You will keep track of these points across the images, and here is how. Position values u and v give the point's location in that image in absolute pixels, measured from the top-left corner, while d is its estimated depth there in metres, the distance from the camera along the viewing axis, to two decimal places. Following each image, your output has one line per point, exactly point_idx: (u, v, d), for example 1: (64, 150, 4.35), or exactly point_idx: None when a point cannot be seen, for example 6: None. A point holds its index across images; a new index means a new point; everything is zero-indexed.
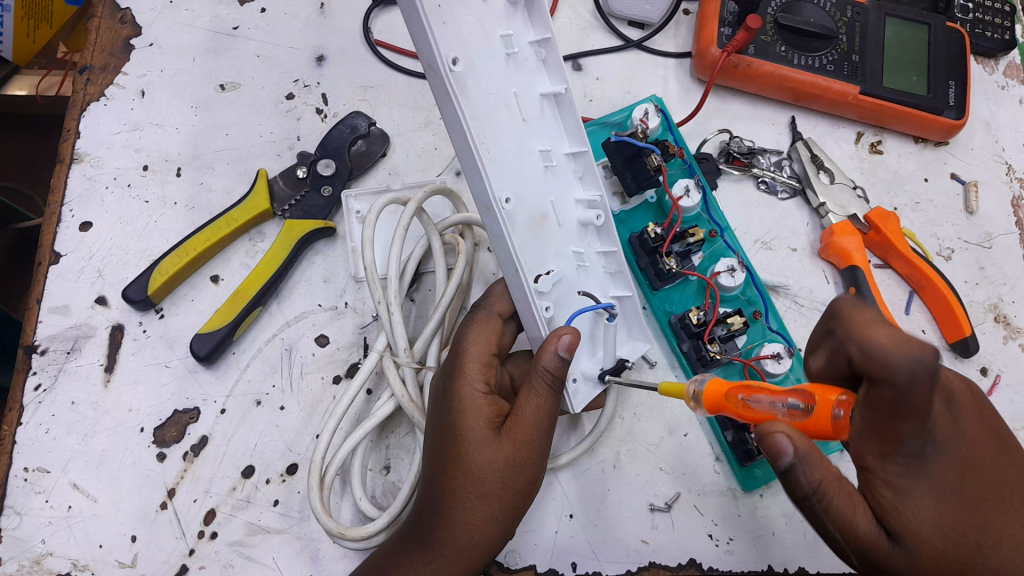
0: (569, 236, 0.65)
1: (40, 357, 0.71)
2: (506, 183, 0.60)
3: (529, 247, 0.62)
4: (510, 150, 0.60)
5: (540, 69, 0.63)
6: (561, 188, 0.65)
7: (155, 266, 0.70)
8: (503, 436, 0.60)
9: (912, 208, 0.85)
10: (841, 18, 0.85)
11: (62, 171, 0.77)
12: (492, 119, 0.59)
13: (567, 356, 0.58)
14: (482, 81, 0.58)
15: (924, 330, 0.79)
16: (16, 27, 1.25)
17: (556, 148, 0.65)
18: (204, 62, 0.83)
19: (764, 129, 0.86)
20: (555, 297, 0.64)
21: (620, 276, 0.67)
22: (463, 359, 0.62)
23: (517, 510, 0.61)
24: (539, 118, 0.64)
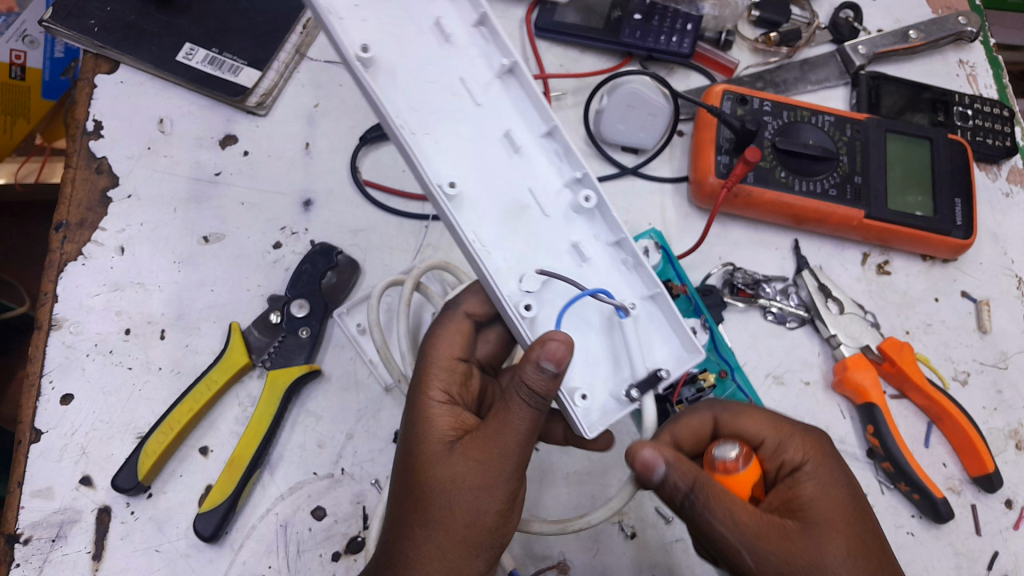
0: (558, 228, 0.59)
1: (24, 546, 0.66)
2: (455, 165, 0.57)
3: (500, 243, 0.57)
4: (459, 139, 0.58)
5: (486, 49, 0.60)
6: (538, 169, 0.60)
7: (141, 447, 0.68)
8: (460, 447, 0.54)
9: (924, 330, 0.82)
10: (840, 138, 0.84)
11: (40, 338, 0.73)
12: (433, 111, 0.57)
13: (553, 367, 0.48)
14: (411, 66, 0.57)
15: (945, 463, 0.77)
16: None
17: (529, 127, 0.60)
18: (187, 212, 0.80)
19: (767, 255, 0.84)
20: (545, 291, 0.57)
21: (637, 266, 0.59)
22: (428, 368, 0.59)
23: (478, 543, 0.53)
24: (497, 99, 0.59)
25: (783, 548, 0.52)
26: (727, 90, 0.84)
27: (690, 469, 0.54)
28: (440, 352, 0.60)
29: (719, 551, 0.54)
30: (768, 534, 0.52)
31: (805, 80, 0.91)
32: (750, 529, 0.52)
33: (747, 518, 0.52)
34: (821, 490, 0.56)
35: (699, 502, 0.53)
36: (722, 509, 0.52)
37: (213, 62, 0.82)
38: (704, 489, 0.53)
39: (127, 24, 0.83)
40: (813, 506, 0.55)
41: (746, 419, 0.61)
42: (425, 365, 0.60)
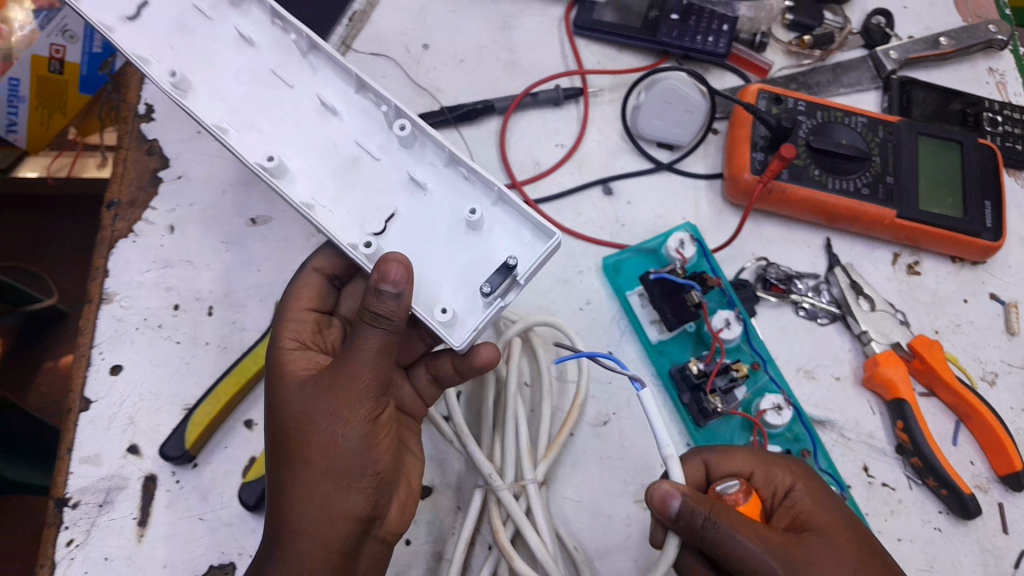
0: (391, 169, 0.62)
1: (72, 510, 0.68)
2: (280, 147, 0.61)
3: (341, 201, 0.60)
4: (286, 118, 0.62)
5: (282, 38, 0.65)
6: (352, 123, 0.63)
7: (189, 417, 0.69)
8: (311, 383, 0.57)
9: (953, 330, 0.83)
10: (873, 139, 0.86)
11: (91, 311, 0.75)
12: (260, 104, 0.63)
13: (393, 286, 0.50)
14: (219, 80, 0.63)
15: (973, 461, 0.78)
16: (31, 116, 1.29)
17: (342, 91, 0.64)
18: (236, 195, 0.82)
19: (799, 252, 0.85)
20: (392, 229, 0.59)
21: (468, 177, 0.60)
22: (282, 317, 0.66)
23: (348, 471, 0.56)
24: (302, 80, 0.64)
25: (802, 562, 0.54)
26: (763, 89, 0.86)
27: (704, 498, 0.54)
28: (293, 308, 0.67)
29: None
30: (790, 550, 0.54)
31: (838, 84, 0.93)
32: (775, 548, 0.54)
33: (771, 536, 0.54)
34: (823, 506, 0.60)
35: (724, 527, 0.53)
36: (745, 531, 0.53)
37: None
38: (723, 513, 0.54)
39: None
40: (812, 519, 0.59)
41: (729, 456, 0.63)
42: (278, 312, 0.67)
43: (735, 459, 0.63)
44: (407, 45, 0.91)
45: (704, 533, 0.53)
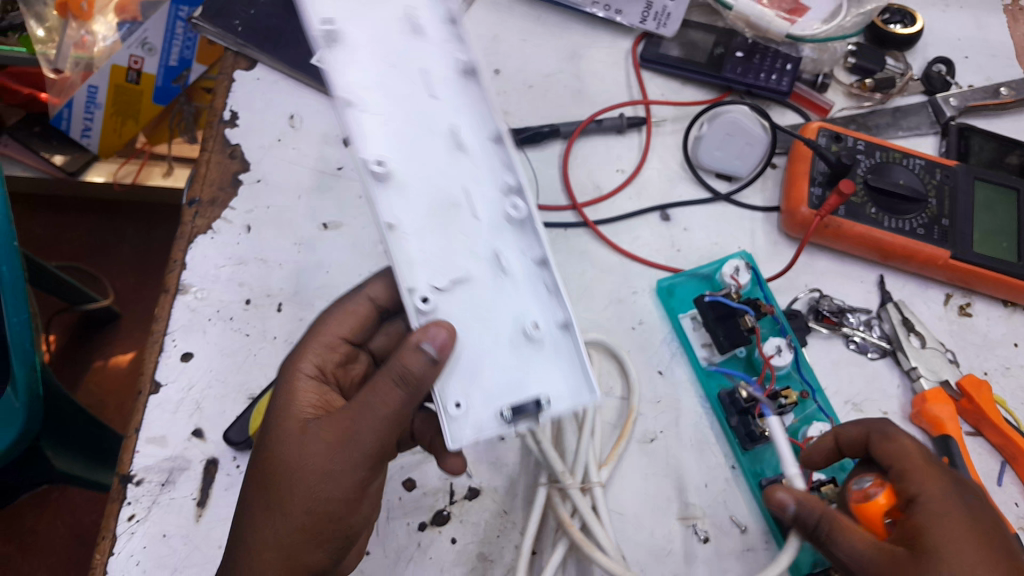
0: (484, 233, 0.58)
1: (135, 486, 0.71)
2: (388, 147, 0.58)
3: (423, 235, 0.57)
4: (408, 125, 0.59)
5: (450, 41, 0.63)
6: (468, 171, 0.59)
7: (255, 405, 0.73)
8: (314, 427, 0.58)
9: (1002, 373, 0.84)
10: (930, 182, 0.87)
11: (167, 300, 0.79)
12: (391, 92, 0.60)
13: (434, 353, 0.51)
14: (371, 31, 0.61)
15: (1018, 503, 0.78)
16: (104, 123, 1.36)
17: (478, 130, 0.60)
18: (309, 200, 0.86)
19: (853, 287, 0.86)
20: (456, 291, 0.56)
21: (556, 294, 0.56)
22: (311, 339, 0.65)
23: (323, 524, 0.57)
24: (461, 96, 0.61)
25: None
26: (823, 128, 0.89)
27: (815, 504, 0.60)
28: (326, 332, 0.65)
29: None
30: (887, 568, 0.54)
31: (897, 126, 0.95)
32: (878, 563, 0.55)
33: (863, 544, 0.56)
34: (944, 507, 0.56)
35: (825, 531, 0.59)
36: (841, 539, 0.57)
37: None
38: (830, 521, 0.59)
39: (267, 27, 0.92)
40: (927, 531, 0.55)
41: (886, 443, 0.63)
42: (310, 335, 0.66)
43: (897, 444, 0.62)
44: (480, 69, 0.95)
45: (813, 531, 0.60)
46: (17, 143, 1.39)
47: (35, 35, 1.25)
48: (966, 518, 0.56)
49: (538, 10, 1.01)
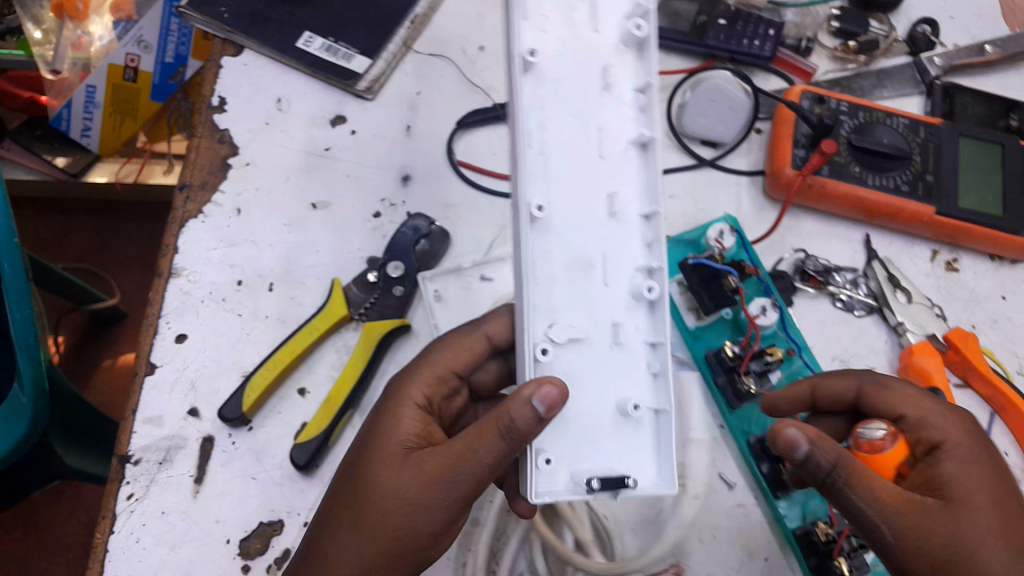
0: (611, 304, 0.57)
1: (133, 466, 0.73)
2: (552, 194, 0.57)
3: (554, 288, 0.56)
4: (573, 178, 0.58)
5: (636, 117, 0.60)
6: (618, 241, 0.58)
7: (248, 382, 0.74)
8: (411, 459, 0.57)
9: (990, 326, 0.85)
10: (914, 139, 0.87)
11: (160, 284, 0.80)
12: (567, 144, 0.58)
13: (542, 409, 0.50)
14: (563, 72, 0.59)
15: (1007, 452, 0.79)
16: (104, 123, 1.36)
17: (635, 204, 0.59)
18: (298, 181, 0.87)
19: (840, 247, 0.87)
20: (570, 348, 0.56)
21: (661, 379, 0.55)
22: (421, 368, 0.65)
23: (402, 557, 0.56)
24: (629, 166, 0.59)
25: (920, 528, 0.55)
26: (806, 90, 0.88)
27: (833, 448, 0.55)
28: (434, 365, 0.65)
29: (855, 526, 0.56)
30: (908, 516, 0.55)
31: (881, 87, 0.95)
32: (890, 509, 0.55)
33: (882, 492, 0.55)
34: (967, 467, 0.59)
35: (841, 481, 0.54)
36: (859, 488, 0.54)
37: (330, 50, 0.90)
38: (847, 469, 0.54)
39: (252, 12, 0.92)
40: (952, 484, 0.58)
41: (890, 394, 0.65)
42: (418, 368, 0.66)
43: (900, 395, 0.64)
44: (464, 46, 0.95)
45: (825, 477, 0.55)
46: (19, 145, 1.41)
47: (33, 37, 1.24)
48: (984, 466, 0.60)
49: None
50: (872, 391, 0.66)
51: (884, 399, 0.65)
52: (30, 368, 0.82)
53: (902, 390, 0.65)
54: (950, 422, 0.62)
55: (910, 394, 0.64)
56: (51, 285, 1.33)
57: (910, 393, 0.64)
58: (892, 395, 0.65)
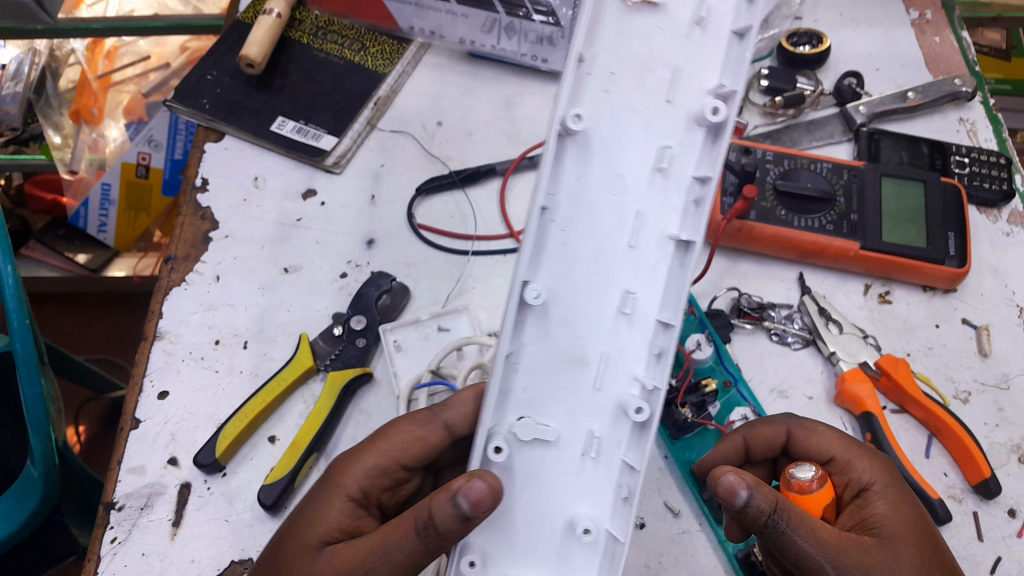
0: (592, 410, 0.54)
1: (118, 512, 0.79)
2: (555, 276, 0.54)
3: (538, 382, 0.54)
4: (589, 261, 0.54)
5: (680, 212, 0.54)
6: (623, 345, 0.54)
7: (220, 431, 0.80)
8: (333, 553, 0.60)
9: (925, 353, 0.88)
10: (838, 182, 0.93)
11: (146, 347, 0.88)
12: (592, 225, 0.54)
13: (463, 506, 0.49)
14: (613, 140, 0.54)
15: (946, 473, 0.81)
16: (120, 218, 1.44)
17: (654, 307, 0.54)
18: (272, 249, 0.95)
19: (775, 285, 0.93)
20: (535, 447, 0.54)
21: (626, 506, 0.52)
22: (366, 453, 0.68)
23: None
24: (658, 267, 0.54)
25: (861, 562, 0.59)
26: (733, 144, 0.95)
27: (770, 493, 0.56)
28: (375, 456, 0.68)
29: (797, 569, 0.58)
30: (847, 551, 0.59)
31: (812, 137, 1.02)
32: (831, 549, 0.58)
33: (822, 530, 0.58)
34: (892, 506, 0.65)
35: (782, 522, 0.56)
36: (802, 530, 0.57)
37: (301, 131, 1.00)
38: (787, 512, 0.56)
39: (231, 102, 1.02)
40: (884, 524, 0.63)
41: (813, 437, 0.70)
42: (361, 452, 0.69)
43: (821, 441, 0.70)
44: (423, 122, 1.05)
45: (767, 522, 0.56)
46: (44, 245, 1.48)
47: (53, 141, 1.32)
48: (906, 503, 0.66)
49: (474, 66, 1.10)
50: (800, 433, 0.71)
51: (813, 443, 0.70)
52: (42, 446, 0.86)
53: (827, 434, 0.70)
54: (870, 460, 0.68)
55: (834, 437, 0.70)
56: (78, 375, 1.43)
57: (833, 439, 0.70)
58: (818, 442, 0.70)
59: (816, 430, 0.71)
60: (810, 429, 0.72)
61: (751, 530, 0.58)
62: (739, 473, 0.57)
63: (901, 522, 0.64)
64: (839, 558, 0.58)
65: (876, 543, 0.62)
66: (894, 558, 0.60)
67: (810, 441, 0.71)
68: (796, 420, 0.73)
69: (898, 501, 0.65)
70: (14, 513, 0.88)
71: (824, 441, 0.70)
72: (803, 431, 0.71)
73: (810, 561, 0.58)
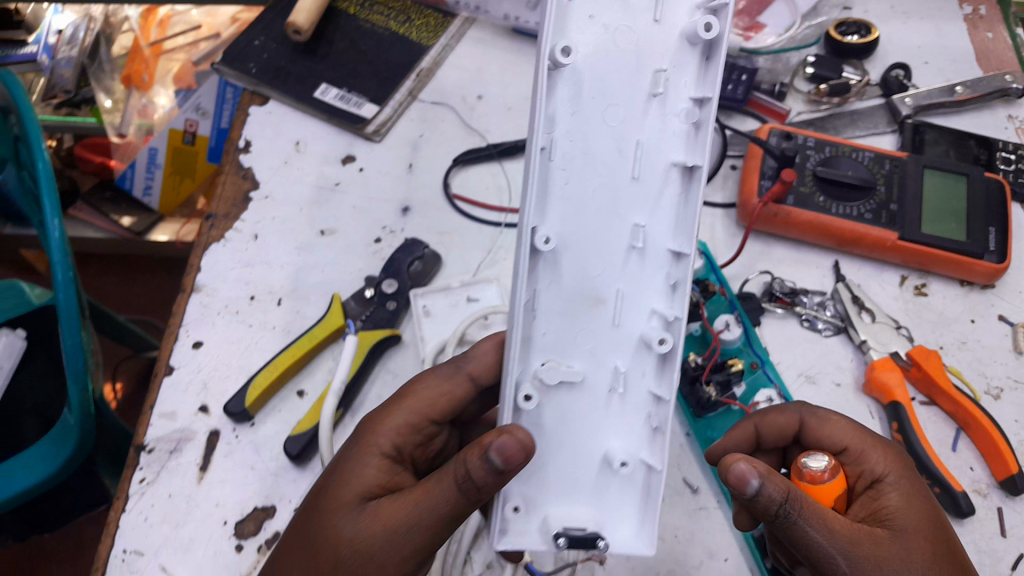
0: (613, 343, 0.57)
1: (148, 454, 0.81)
2: (569, 222, 0.55)
3: (556, 326, 0.56)
4: (599, 199, 0.55)
5: (684, 135, 0.55)
6: (640, 278, 0.56)
7: (250, 382, 0.82)
8: (370, 508, 0.59)
9: (958, 346, 0.87)
10: (879, 171, 0.92)
11: (183, 299, 0.90)
12: (597, 162, 0.55)
13: (497, 460, 0.50)
14: (602, 70, 0.54)
15: (972, 467, 0.80)
16: (165, 180, 1.48)
17: (665, 233, 0.56)
18: (310, 211, 0.97)
19: (808, 272, 0.92)
20: (560, 389, 0.56)
21: (658, 435, 0.56)
22: (397, 410, 0.67)
23: None
24: (667, 193, 0.56)
25: (872, 553, 0.57)
26: (775, 128, 0.95)
27: (779, 483, 0.55)
28: (405, 414, 0.67)
29: (806, 560, 0.57)
30: (859, 542, 0.58)
31: (855, 126, 1.01)
32: (841, 539, 0.57)
33: (833, 521, 0.57)
34: (906, 498, 0.63)
35: (791, 514, 0.55)
36: (812, 519, 0.56)
37: (343, 98, 1.01)
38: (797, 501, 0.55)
39: (277, 67, 1.04)
40: (897, 515, 0.62)
41: (826, 426, 0.69)
42: (391, 409, 0.68)
43: (832, 432, 0.69)
44: (464, 95, 1.06)
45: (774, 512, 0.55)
46: (90, 206, 1.52)
47: (104, 105, 1.37)
48: (919, 496, 0.64)
49: (518, 43, 1.11)
50: (813, 423, 0.70)
51: (827, 435, 0.69)
52: (78, 395, 0.85)
53: (840, 425, 0.69)
54: (883, 451, 0.67)
55: (848, 427, 0.69)
56: (117, 332, 1.46)
57: (847, 430, 0.69)
58: (830, 433, 0.69)
59: (830, 420, 0.70)
60: (824, 420, 0.70)
61: (759, 519, 0.57)
62: (746, 463, 0.56)
63: (915, 515, 0.62)
64: (849, 550, 0.57)
65: (889, 534, 0.60)
66: (907, 549, 0.59)
67: (822, 431, 0.70)
68: (808, 412, 0.71)
69: (912, 493, 0.64)
70: (52, 457, 0.91)
71: (837, 432, 0.69)
72: (816, 421, 0.70)
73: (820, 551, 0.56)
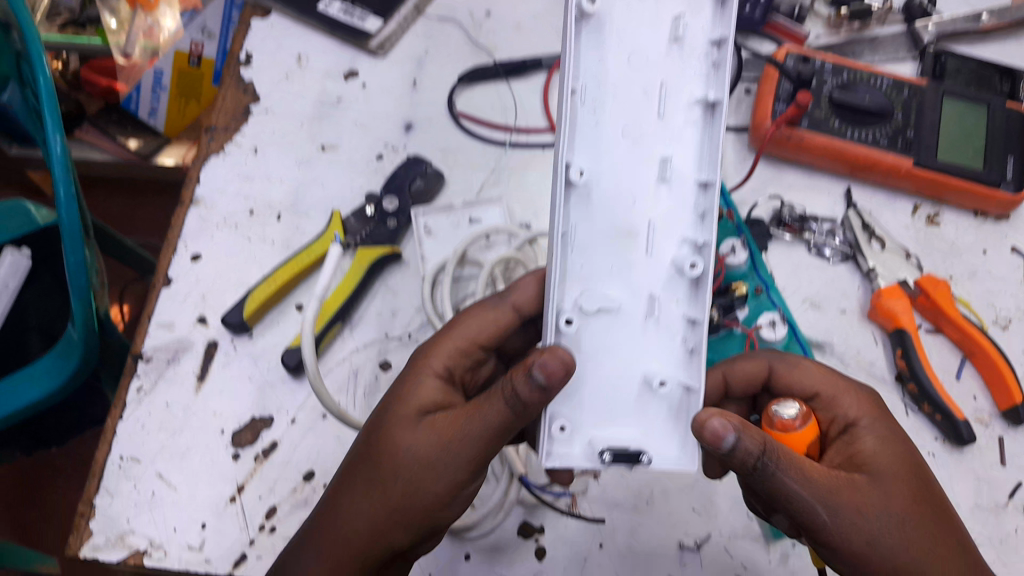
0: (650, 272, 0.54)
1: (145, 363, 0.80)
2: (597, 159, 0.53)
3: (590, 257, 0.54)
4: (624, 137, 0.53)
5: (706, 74, 0.53)
6: (671, 212, 0.54)
7: (248, 294, 0.81)
8: (426, 425, 0.57)
9: (968, 277, 0.85)
10: (897, 97, 0.89)
11: (181, 212, 0.89)
12: (623, 103, 0.53)
13: (541, 380, 0.48)
14: (626, 19, 0.53)
15: (976, 396, 0.79)
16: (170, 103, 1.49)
17: (692, 168, 0.53)
18: (311, 126, 0.95)
19: (819, 198, 0.90)
20: (597, 317, 0.54)
21: (695, 357, 0.53)
22: (447, 335, 0.65)
23: (410, 519, 0.55)
24: (688, 133, 0.53)
25: (853, 500, 0.54)
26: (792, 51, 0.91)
27: (757, 434, 0.51)
28: (455, 338, 0.65)
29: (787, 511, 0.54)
30: (839, 490, 0.54)
31: (874, 52, 0.98)
32: (822, 487, 0.53)
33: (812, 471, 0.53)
34: (881, 443, 0.59)
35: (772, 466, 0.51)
36: (791, 468, 0.52)
37: (347, 12, 0.99)
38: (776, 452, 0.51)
39: None
40: (874, 459, 0.58)
41: (796, 373, 0.65)
42: (442, 333, 0.65)
43: (803, 378, 0.65)
44: (471, 11, 1.03)
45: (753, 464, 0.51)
46: (96, 129, 1.49)
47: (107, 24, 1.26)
48: (895, 439, 0.61)
49: None
50: (782, 370, 0.66)
51: (800, 382, 0.65)
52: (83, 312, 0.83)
53: (812, 371, 0.65)
54: (853, 397, 0.63)
55: (819, 373, 0.65)
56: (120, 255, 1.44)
57: (819, 377, 0.65)
58: (803, 381, 0.65)
59: (801, 367, 0.66)
60: (795, 367, 0.66)
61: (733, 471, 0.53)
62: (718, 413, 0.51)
63: (894, 458, 0.58)
64: (830, 499, 0.53)
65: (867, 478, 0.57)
66: (887, 494, 0.55)
67: (793, 379, 0.66)
68: (775, 360, 0.67)
69: (886, 437, 0.60)
70: (58, 370, 0.90)
71: (809, 379, 0.65)
72: (787, 369, 0.66)
73: (801, 500, 0.53)
